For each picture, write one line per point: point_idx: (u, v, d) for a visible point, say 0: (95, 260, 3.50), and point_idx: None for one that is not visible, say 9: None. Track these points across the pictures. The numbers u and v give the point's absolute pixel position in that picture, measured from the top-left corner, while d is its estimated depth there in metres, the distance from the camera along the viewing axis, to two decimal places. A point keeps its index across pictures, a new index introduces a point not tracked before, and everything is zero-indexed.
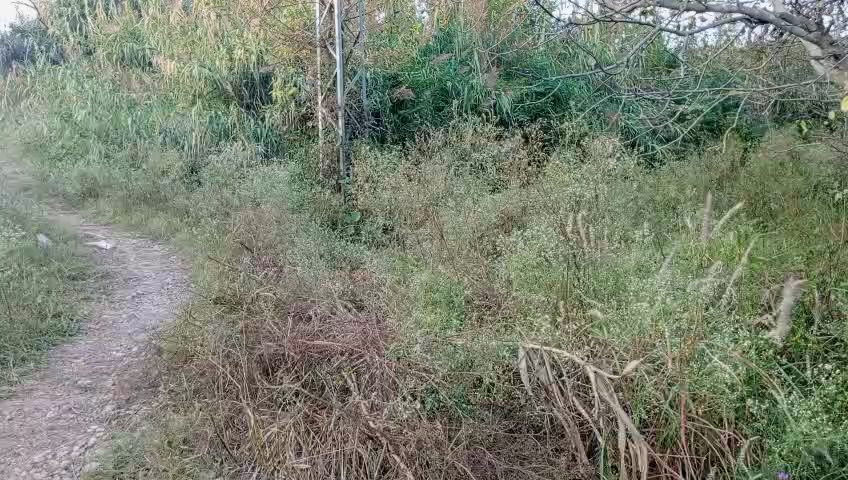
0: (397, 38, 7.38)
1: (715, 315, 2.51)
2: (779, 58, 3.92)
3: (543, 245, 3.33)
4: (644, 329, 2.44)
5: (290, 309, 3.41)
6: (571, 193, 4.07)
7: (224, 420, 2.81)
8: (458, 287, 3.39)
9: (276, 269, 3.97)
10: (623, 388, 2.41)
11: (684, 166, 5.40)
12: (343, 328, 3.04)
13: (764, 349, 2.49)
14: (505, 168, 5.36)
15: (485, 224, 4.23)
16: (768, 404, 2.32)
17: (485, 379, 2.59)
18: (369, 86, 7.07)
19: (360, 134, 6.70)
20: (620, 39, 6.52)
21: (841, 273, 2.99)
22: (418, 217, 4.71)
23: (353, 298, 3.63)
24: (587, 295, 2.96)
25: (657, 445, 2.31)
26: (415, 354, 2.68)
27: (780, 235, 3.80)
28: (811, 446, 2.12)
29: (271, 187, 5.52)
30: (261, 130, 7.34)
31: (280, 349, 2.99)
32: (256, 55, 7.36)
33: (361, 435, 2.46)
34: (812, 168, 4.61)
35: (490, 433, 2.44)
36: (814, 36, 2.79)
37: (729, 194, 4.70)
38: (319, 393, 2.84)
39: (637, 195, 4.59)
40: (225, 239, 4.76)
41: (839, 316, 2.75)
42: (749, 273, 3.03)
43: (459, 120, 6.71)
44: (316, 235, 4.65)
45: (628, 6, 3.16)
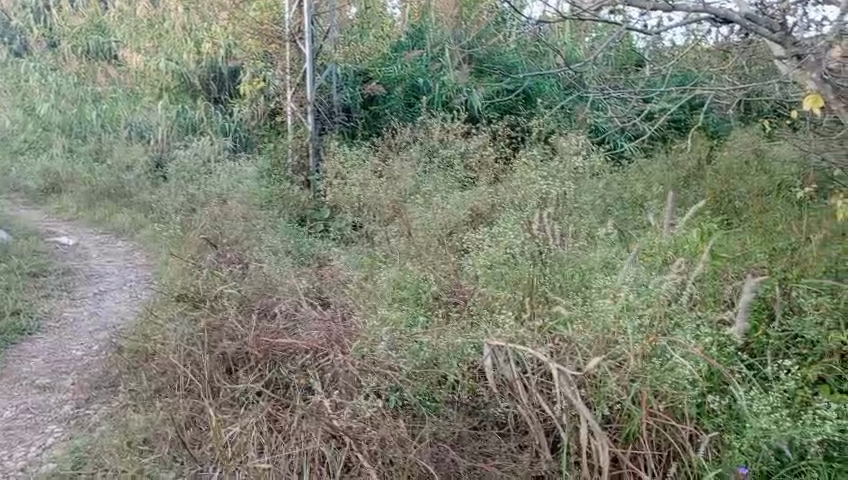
0: (368, 33, 7.33)
1: (677, 312, 2.54)
2: (745, 58, 3.95)
3: (511, 242, 3.30)
4: (608, 326, 2.47)
5: (255, 306, 3.36)
6: (538, 189, 4.20)
7: (184, 419, 2.74)
8: (426, 284, 3.35)
9: (241, 265, 3.91)
10: (587, 385, 2.38)
11: (652, 163, 5.44)
12: (308, 326, 3.01)
13: (727, 345, 2.49)
14: (473, 165, 5.36)
15: (453, 220, 4.20)
16: (728, 399, 2.35)
17: (449, 376, 2.56)
18: (340, 82, 7.05)
19: (330, 129, 6.67)
20: (590, 38, 6.57)
21: (801, 270, 3.04)
22: (387, 213, 4.68)
23: (319, 295, 3.59)
24: (553, 291, 2.97)
25: (619, 441, 2.31)
26: (379, 352, 2.66)
27: (744, 232, 3.84)
28: (770, 441, 2.15)
29: (238, 182, 5.44)
30: (229, 125, 7.22)
31: (243, 348, 2.95)
32: (223, 49, 7.35)
33: (325, 434, 2.42)
34: (776, 166, 4.67)
35: (455, 431, 2.41)
36: (778, 36, 2.78)
37: (695, 192, 4.75)
38: (283, 391, 2.80)
39: (605, 192, 4.61)
40: (190, 234, 4.66)
41: (799, 312, 2.80)
42: (711, 269, 3.06)
43: (430, 116, 6.69)
44: (283, 231, 4.61)
45: (596, 5, 3.13)
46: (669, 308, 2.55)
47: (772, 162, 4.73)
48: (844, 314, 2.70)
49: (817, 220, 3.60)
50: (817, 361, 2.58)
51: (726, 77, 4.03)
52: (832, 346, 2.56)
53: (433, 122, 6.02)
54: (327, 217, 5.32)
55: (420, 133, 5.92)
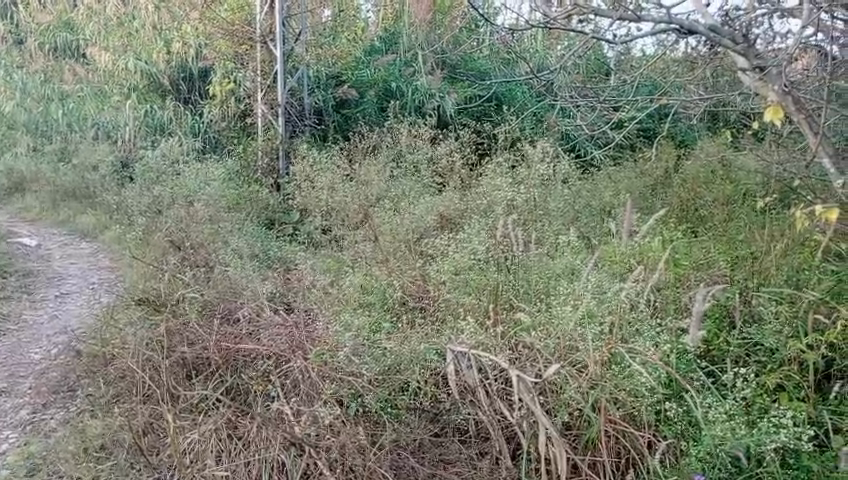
0: (341, 36, 7.37)
1: (636, 320, 2.59)
2: (712, 68, 3.99)
3: (475, 248, 3.34)
4: (569, 334, 2.50)
5: (218, 311, 3.33)
6: (504, 196, 4.25)
7: (142, 425, 2.67)
8: (391, 289, 3.35)
9: (206, 270, 3.89)
10: (548, 391, 2.40)
11: (620, 171, 5.49)
12: (271, 332, 2.98)
13: (685, 353, 2.52)
14: (441, 170, 5.38)
15: (420, 224, 4.25)
16: (686, 406, 2.37)
17: (411, 383, 2.56)
18: (311, 84, 7.03)
19: (301, 132, 6.67)
20: (561, 46, 6.63)
21: (762, 279, 3.09)
22: (356, 218, 4.68)
23: (283, 300, 3.57)
24: (517, 297, 2.99)
25: (578, 448, 2.33)
26: (342, 358, 2.65)
27: (708, 239, 3.89)
28: (727, 448, 2.17)
29: (206, 184, 5.38)
30: (198, 125, 7.13)
31: (203, 353, 2.91)
32: (193, 49, 7.25)
33: (284, 441, 2.39)
34: (740, 174, 4.75)
35: (415, 438, 2.43)
36: (741, 48, 2.82)
37: (662, 200, 4.80)
38: (243, 398, 2.77)
39: (574, 199, 4.64)
40: (154, 236, 4.59)
41: (759, 321, 2.84)
42: (672, 277, 3.10)
43: (401, 120, 6.69)
44: (250, 234, 4.57)
45: (564, 14, 3.10)
46: (630, 316, 2.58)
47: (737, 171, 4.80)
48: (803, 322, 2.74)
49: (778, 229, 3.66)
50: (776, 368, 2.61)
51: (691, 86, 4.10)
52: (790, 353, 2.60)
53: (402, 126, 6.02)
54: (295, 220, 5.31)
55: (390, 137, 5.93)
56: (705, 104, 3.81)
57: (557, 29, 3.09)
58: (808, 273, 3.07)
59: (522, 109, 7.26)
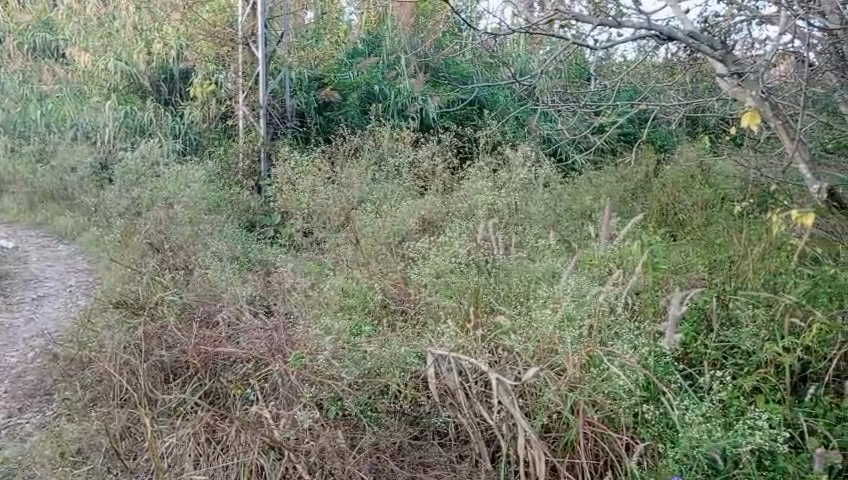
0: (324, 38, 7.33)
1: (614, 323, 2.61)
2: (692, 74, 4.03)
3: (456, 251, 3.35)
4: (548, 337, 2.52)
5: (196, 314, 3.31)
6: (485, 200, 4.25)
7: (119, 430, 2.64)
8: (372, 292, 3.35)
9: (185, 273, 3.86)
10: (527, 394, 2.42)
11: (600, 175, 5.52)
12: (250, 335, 2.97)
13: (663, 356, 2.55)
14: (423, 174, 5.38)
15: (402, 227, 4.26)
16: (663, 409, 2.39)
17: (391, 386, 2.55)
18: (294, 87, 7.04)
19: (283, 134, 6.65)
20: (543, 51, 6.67)
21: (739, 282, 3.13)
22: (337, 221, 4.67)
23: (264, 303, 3.55)
24: (497, 300, 3.00)
25: (556, 450, 2.35)
26: (321, 361, 2.65)
27: (688, 243, 3.93)
28: (703, 450, 2.19)
29: (186, 186, 5.34)
30: (179, 126, 7.08)
31: (181, 356, 2.89)
32: (175, 50, 7.29)
33: (263, 445, 2.37)
34: (719, 179, 4.80)
35: (395, 441, 2.42)
36: (719, 55, 2.86)
37: (642, 204, 4.84)
38: (222, 402, 2.75)
39: (555, 203, 4.67)
40: (132, 238, 4.54)
41: (736, 324, 2.87)
42: (651, 280, 3.13)
43: (383, 123, 6.69)
44: (230, 236, 4.55)
45: (545, 20, 3.11)
46: (608, 320, 2.60)
47: (716, 176, 4.85)
48: (779, 325, 2.78)
49: (755, 233, 3.70)
50: (752, 371, 2.64)
51: (671, 91, 4.14)
52: (767, 356, 2.63)
53: (384, 129, 6.02)
54: (277, 223, 5.29)
55: (372, 140, 5.94)
56: (684, 110, 3.85)
57: (538, 34, 3.10)
58: (784, 276, 3.11)
59: (505, 113, 7.29)
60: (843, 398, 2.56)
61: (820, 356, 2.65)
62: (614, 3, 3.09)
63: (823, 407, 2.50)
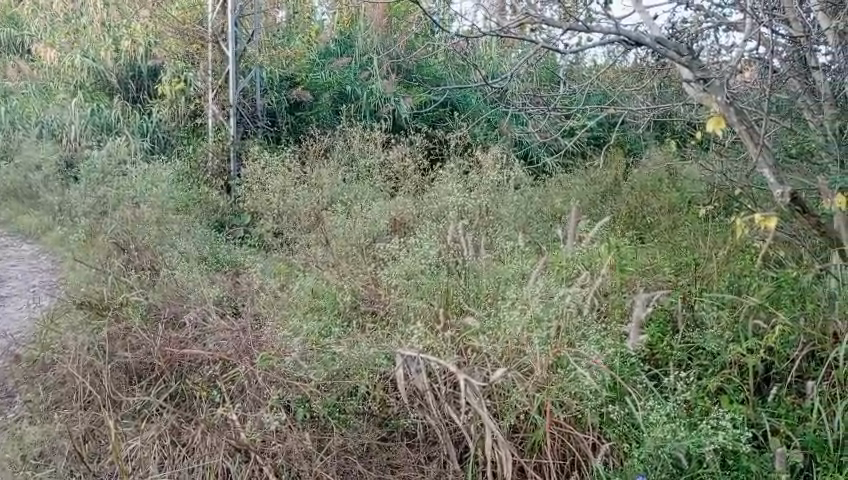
0: (296, 37, 7.29)
1: (581, 324, 2.64)
2: (661, 79, 4.08)
3: (426, 253, 3.36)
4: (517, 338, 2.54)
5: (162, 315, 3.26)
6: (454, 202, 4.27)
7: (82, 432, 2.57)
8: (342, 293, 3.34)
9: (152, 273, 3.81)
10: (495, 395, 2.45)
11: (571, 178, 5.56)
12: (217, 337, 2.93)
13: (628, 357, 2.58)
14: (394, 175, 5.37)
15: (373, 228, 4.29)
16: (628, 409, 2.41)
17: (360, 387, 2.55)
18: (265, 86, 7.04)
19: (253, 134, 6.61)
20: (515, 54, 6.71)
21: (704, 284, 3.18)
22: (308, 222, 4.66)
23: (231, 304, 3.53)
24: (466, 302, 3.02)
25: (524, 451, 2.36)
26: (289, 363, 2.63)
27: (654, 245, 3.99)
28: (667, 449, 2.21)
29: (153, 185, 5.26)
30: (146, 124, 6.96)
31: (146, 358, 2.84)
32: (144, 48, 7.21)
33: (229, 448, 2.34)
34: (686, 183, 4.87)
35: (363, 443, 2.41)
36: (686, 60, 2.90)
37: (611, 206, 4.89)
38: (187, 404, 2.71)
39: (526, 204, 4.71)
40: (98, 238, 4.47)
41: (700, 325, 2.92)
42: (618, 283, 3.17)
43: (355, 123, 6.67)
44: (198, 236, 4.50)
45: (517, 24, 3.13)
46: (575, 322, 2.63)
47: (682, 180, 4.92)
48: (742, 327, 2.84)
49: (720, 236, 3.77)
50: (717, 372, 2.69)
51: (640, 96, 4.19)
52: (731, 357, 2.68)
53: (355, 129, 6.01)
54: (247, 223, 5.26)
55: (343, 140, 5.92)
56: (652, 114, 3.91)
57: (509, 37, 3.13)
58: (748, 279, 3.17)
59: (477, 115, 7.31)
60: (804, 398, 2.61)
61: (782, 357, 2.71)
62: (585, 8, 3.13)
63: (784, 408, 2.55)
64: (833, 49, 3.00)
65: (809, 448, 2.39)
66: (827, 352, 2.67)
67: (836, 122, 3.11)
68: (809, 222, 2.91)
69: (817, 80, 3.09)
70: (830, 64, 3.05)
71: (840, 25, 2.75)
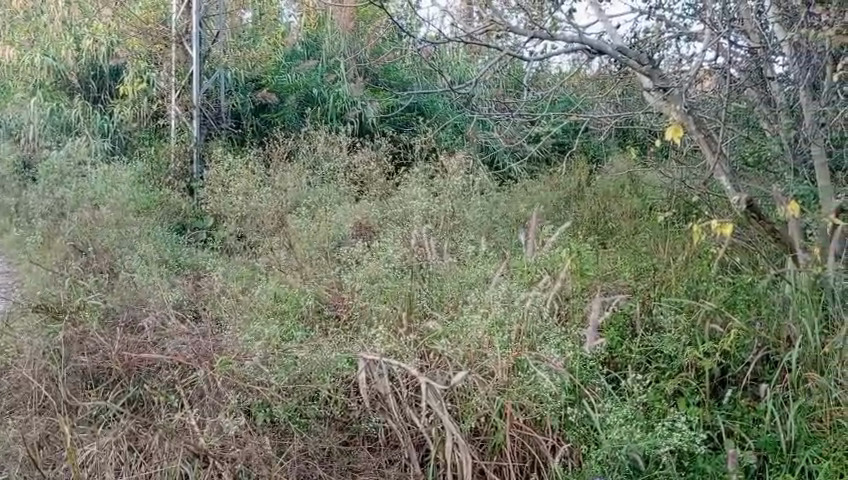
0: (261, 39, 7.44)
1: (542, 328, 2.67)
2: (623, 86, 4.17)
3: (389, 257, 3.36)
4: (478, 341, 2.58)
5: (120, 320, 3.20)
6: (418, 207, 4.30)
7: (37, 438, 2.50)
8: (304, 297, 3.32)
9: (111, 277, 3.74)
10: (456, 398, 2.46)
11: (535, 183, 5.61)
12: (176, 340, 2.88)
13: (588, 361, 2.62)
14: (359, 178, 5.36)
15: (338, 231, 4.28)
16: (587, 411, 2.45)
17: (322, 391, 2.53)
18: (229, 87, 6.96)
19: (217, 135, 6.60)
20: (481, 60, 6.75)
21: (663, 289, 3.25)
22: (272, 225, 4.64)
23: (192, 308, 3.48)
24: (430, 306, 3.02)
25: (484, 453, 2.38)
26: (249, 367, 2.60)
27: (616, 251, 4.05)
28: (624, 451, 2.26)
29: (113, 187, 5.14)
30: (107, 125, 6.82)
31: (104, 362, 2.77)
32: (105, 47, 7.04)
33: (188, 453, 2.32)
34: (647, 189, 4.95)
35: (324, 447, 2.40)
36: (646, 69, 3.00)
37: (575, 212, 4.95)
38: (146, 410, 2.66)
39: (490, 209, 4.74)
40: (55, 242, 4.31)
41: (658, 329, 2.98)
42: (579, 287, 3.21)
43: (321, 126, 6.65)
44: (159, 239, 4.46)
45: (481, 30, 3.20)
46: (535, 326, 2.66)
47: (644, 186, 5.00)
48: (699, 331, 2.90)
49: (679, 242, 3.85)
50: (674, 375, 2.74)
51: (602, 104, 4.27)
52: (688, 361, 2.74)
53: (320, 132, 5.97)
54: (209, 226, 5.24)
55: (308, 143, 5.88)
56: (613, 121, 3.98)
57: (474, 43, 3.20)
58: (706, 284, 3.25)
59: (444, 119, 7.35)
60: (758, 400, 2.68)
61: (738, 361, 2.77)
62: (550, 16, 3.20)
63: (740, 410, 2.61)
64: (788, 60, 3.08)
65: (763, 450, 2.46)
66: (780, 355, 2.75)
67: (791, 131, 3.19)
68: (764, 228, 3.01)
69: (773, 90, 3.17)
70: (785, 75, 3.13)
71: (794, 37, 2.82)
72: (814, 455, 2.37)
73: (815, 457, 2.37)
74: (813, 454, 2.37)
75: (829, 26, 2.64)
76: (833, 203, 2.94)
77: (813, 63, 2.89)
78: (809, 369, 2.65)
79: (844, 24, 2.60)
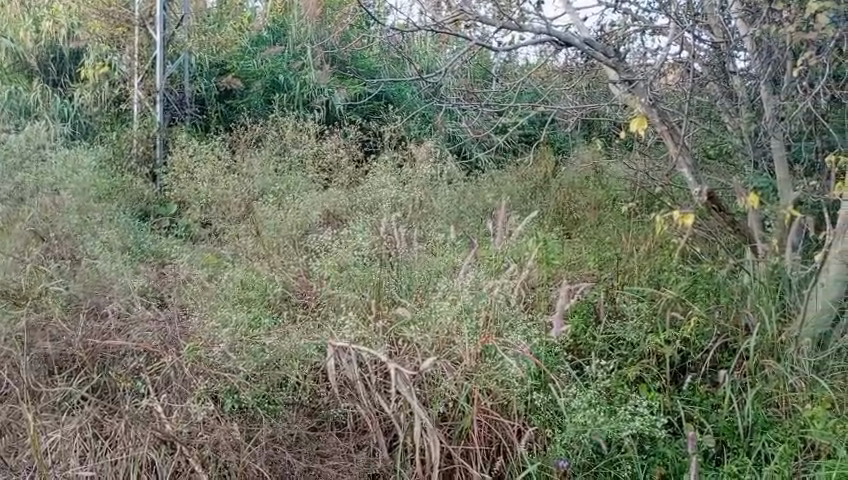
0: (226, 24, 7.27)
1: (509, 315, 2.71)
2: (590, 78, 4.23)
3: (359, 244, 3.35)
4: (447, 328, 2.62)
5: (84, 306, 3.16)
6: (387, 195, 4.32)
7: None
8: (273, 285, 3.32)
9: (73, 262, 3.67)
10: (425, 384, 2.49)
11: (502, 173, 5.65)
12: (141, 327, 2.83)
13: (553, 347, 2.67)
14: (327, 166, 5.34)
15: (305, 219, 4.25)
16: (552, 396, 2.51)
17: (290, 378, 2.54)
18: (193, 72, 6.87)
19: (181, 121, 6.53)
20: (449, 50, 6.77)
21: (626, 277, 3.32)
22: (238, 213, 4.65)
23: (156, 295, 3.45)
24: (398, 294, 3.05)
25: (452, 438, 2.43)
26: (217, 354, 2.57)
27: (579, 241, 4.13)
28: (588, 435, 2.31)
29: (74, 171, 5.00)
30: (67, 109, 6.59)
31: (68, 349, 2.72)
32: (66, 29, 6.92)
33: (154, 440, 2.31)
34: (611, 181, 5.04)
35: (293, 433, 2.41)
36: (612, 62, 3.05)
37: (541, 202, 5.02)
38: (111, 397, 2.64)
39: (457, 199, 4.78)
40: (14, 226, 4.06)
41: (621, 316, 3.05)
42: (544, 275, 3.28)
43: (288, 113, 6.60)
44: (122, 225, 4.41)
45: (451, 19, 3.22)
46: (503, 313, 2.70)
47: (608, 178, 5.08)
48: (660, 319, 2.98)
49: (642, 233, 3.94)
50: (636, 361, 2.81)
51: (568, 96, 4.27)
52: (650, 348, 2.80)
53: (288, 119, 5.92)
54: (173, 213, 5.22)
55: (275, 129, 5.83)
56: (579, 114, 4.04)
57: (444, 32, 3.22)
58: (667, 274, 3.33)
59: (411, 108, 7.36)
60: (716, 386, 2.77)
61: (697, 348, 2.86)
62: (518, 7, 3.24)
63: (699, 396, 2.69)
64: (750, 56, 3.17)
65: (721, 434, 2.54)
66: (739, 343, 2.85)
67: (751, 125, 3.28)
68: (724, 220, 3.17)
69: (735, 84, 3.25)
70: (747, 70, 3.22)
71: (756, 33, 2.91)
72: (769, 438, 2.46)
73: (771, 441, 2.46)
74: (769, 438, 2.46)
75: (790, 22, 2.72)
76: (790, 196, 3.05)
77: (774, 58, 2.98)
78: (766, 356, 2.74)
79: (804, 21, 2.68)
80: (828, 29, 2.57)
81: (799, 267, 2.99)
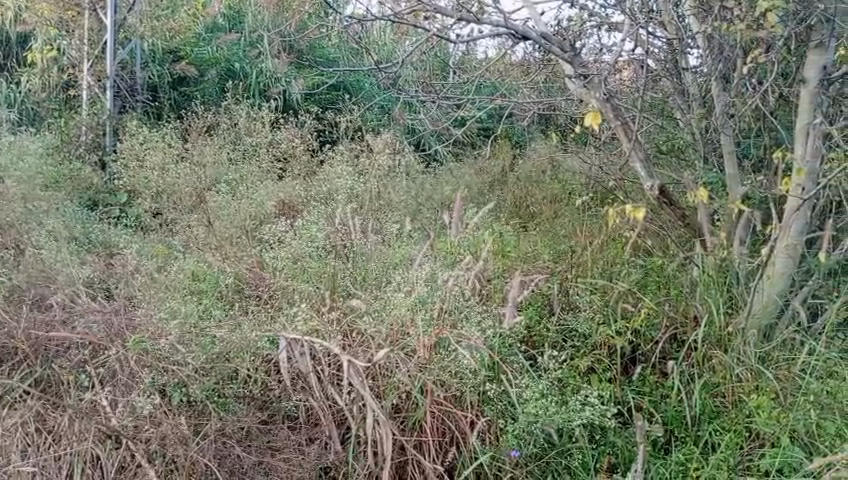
0: (181, 9, 6.85)
1: (463, 307, 2.70)
2: (547, 73, 4.24)
3: (314, 235, 3.31)
4: (402, 319, 2.60)
5: (27, 297, 3.05)
6: (344, 186, 4.27)
7: None
8: (224, 276, 3.25)
9: (15, 253, 3.53)
10: (378, 376, 2.47)
11: (461, 165, 5.63)
12: (87, 317, 2.72)
13: (507, 338, 2.68)
14: (283, 155, 5.25)
15: (260, 209, 4.19)
16: (505, 387, 2.53)
17: (241, 371, 2.48)
18: (145, 58, 6.71)
19: (132, 107, 6.37)
20: (408, 41, 6.72)
21: (580, 269, 3.36)
22: (190, 202, 4.54)
23: (104, 286, 3.36)
24: (353, 285, 3.03)
25: (405, 429, 2.42)
26: (165, 347, 2.50)
27: (535, 233, 4.16)
28: (538, 425, 2.35)
29: (18, 158, 4.81)
30: (13, 95, 6.45)
31: (9, 341, 2.61)
32: (11, 11, 6.62)
33: (99, 434, 2.27)
34: (568, 175, 5.08)
35: (243, 426, 2.35)
36: (567, 57, 3.10)
37: (499, 195, 5.04)
38: (55, 390, 2.55)
39: (414, 191, 4.76)
40: None
41: (574, 307, 3.08)
42: (499, 268, 3.29)
43: (243, 101, 6.48)
44: (68, 215, 4.26)
45: (409, 9, 3.17)
46: (456, 306, 2.69)
47: (564, 172, 5.12)
48: (612, 310, 3.02)
49: (596, 226, 3.99)
50: (588, 352, 2.83)
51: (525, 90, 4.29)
52: (601, 339, 2.84)
53: (242, 107, 5.80)
54: (123, 202, 5.08)
55: (228, 118, 5.71)
56: (535, 108, 4.06)
57: (401, 22, 3.18)
58: (620, 266, 3.38)
59: (369, 99, 7.34)
60: (665, 377, 2.82)
61: (647, 339, 2.91)
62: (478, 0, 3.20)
63: (650, 386, 2.73)
64: (702, 53, 3.22)
65: (669, 424, 2.60)
66: (687, 335, 2.91)
67: (702, 122, 3.33)
68: (675, 214, 3.23)
69: (687, 81, 3.31)
70: (698, 67, 3.27)
71: (709, 30, 2.96)
72: (716, 428, 2.52)
73: (717, 430, 2.53)
74: (715, 428, 2.52)
75: (741, 20, 2.77)
76: (739, 192, 3.11)
77: (726, 56, 3.03)
78: (714, 347, 2.80)
79: (754, 19, 2.74)
80: (777, 28, 2.63)
81: (746, 260, 3.07)
